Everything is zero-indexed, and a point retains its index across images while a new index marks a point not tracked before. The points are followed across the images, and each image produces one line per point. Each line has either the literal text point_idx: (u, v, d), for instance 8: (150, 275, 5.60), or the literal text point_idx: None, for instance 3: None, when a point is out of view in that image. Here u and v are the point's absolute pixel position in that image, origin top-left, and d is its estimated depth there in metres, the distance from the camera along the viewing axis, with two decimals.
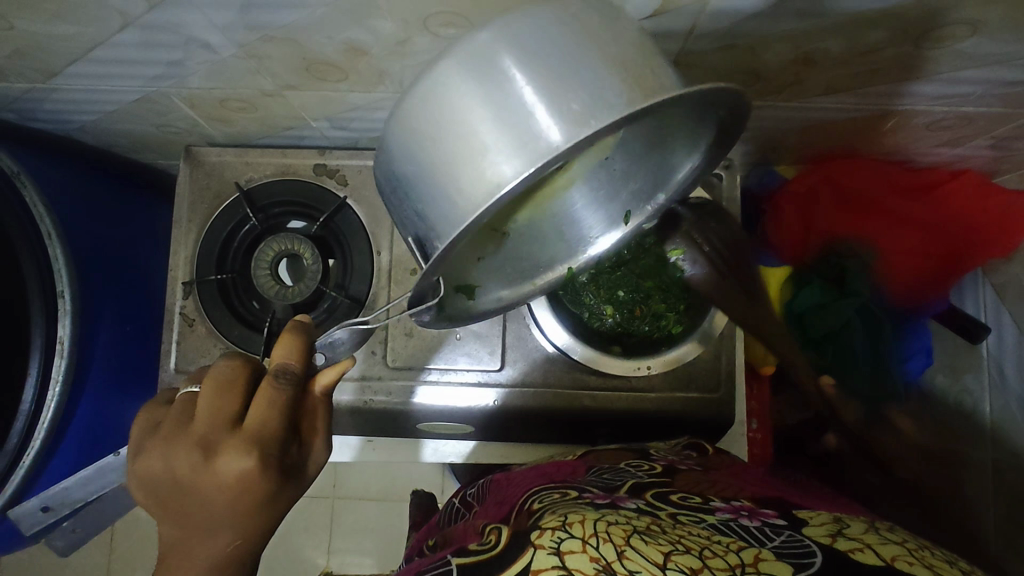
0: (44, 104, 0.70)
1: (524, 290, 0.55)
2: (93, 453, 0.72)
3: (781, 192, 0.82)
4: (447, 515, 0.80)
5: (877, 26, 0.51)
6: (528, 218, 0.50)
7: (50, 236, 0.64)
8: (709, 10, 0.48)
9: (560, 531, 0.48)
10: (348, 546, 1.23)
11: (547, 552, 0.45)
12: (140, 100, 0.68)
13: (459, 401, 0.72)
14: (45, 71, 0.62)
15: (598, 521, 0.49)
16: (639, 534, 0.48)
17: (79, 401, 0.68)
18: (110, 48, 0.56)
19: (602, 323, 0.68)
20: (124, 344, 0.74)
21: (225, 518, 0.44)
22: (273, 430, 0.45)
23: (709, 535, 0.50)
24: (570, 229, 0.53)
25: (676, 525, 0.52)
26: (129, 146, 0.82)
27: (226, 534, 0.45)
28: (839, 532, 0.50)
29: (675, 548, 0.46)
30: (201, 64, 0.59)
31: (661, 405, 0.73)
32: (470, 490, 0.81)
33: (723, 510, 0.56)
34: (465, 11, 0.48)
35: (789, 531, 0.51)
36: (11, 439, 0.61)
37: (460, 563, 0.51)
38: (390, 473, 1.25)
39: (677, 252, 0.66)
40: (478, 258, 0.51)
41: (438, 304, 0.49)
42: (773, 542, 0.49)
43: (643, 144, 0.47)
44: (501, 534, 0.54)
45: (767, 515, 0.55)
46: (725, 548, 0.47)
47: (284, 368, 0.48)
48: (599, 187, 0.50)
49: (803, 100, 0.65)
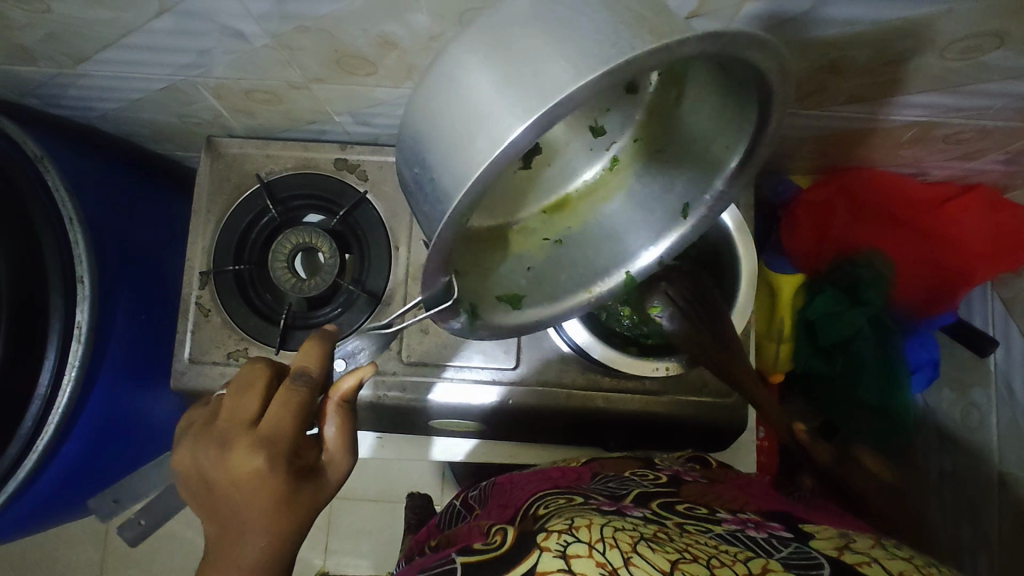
0: (70, 90, 0.70)
1: (579, 300, 0.53)
2: (108, 448, 0.71)
3: (798, 201, 0.82)
4: (449, 515, 0.81)
5: (906, 35, 0.52)
6: (581, 225, 0.52)
7: (72, 221, 0.64)
8: (744, 13, 0.48)
9: (566, 535, 0.48)
10: (345, 547, 1.23)
11: (553, 554, 0.45)
12: (167, 89, 0.69)
13: (472, 398, 0.73)
14: (75, 56, 0.62)
15: (606, 526, 0.49)
16: (646, 541, 0.48)
17: (91, 389, 0.67)
18: (143, 35, 0.57)
19: (620, 324, 0.68)
20: (143, 333, 0.73)
21: (248, 517, 0.44)
22: (286, 430, 0.46)
23: (716, 545, 0.50)
24: (623, 233, 0.52)
25: (684, 534, 0.52)
26: (149, 136, 0.83)
27: (257, 534, 0.44)
28: (846, 545, 0.51)
29: (683, 557, 0.46)
30: (232, 53, 0.60)
31: (677, 409, 0.73)
32: (473, 491, 0.81)
33: (731, 522, 0.57)
34: None
35: (796, 543, 0.52)
36: (26, 422, 0.61)
37: (464, 560, 0.51)
38: (389, 474, 1.25)
39: (656, 309, 0.65)
40: (529, 267, 0.52)
41: (469, 310, 0.47)
42: (781, 553, 0.49)
43: (687, 139, 0.48)
44: (507, 535, 0.54)
45: (774, 527, 0.56)
46: (733, 558, 0.48)
47: (304, 372, 0.50)
48: (651, 184, 0.51)
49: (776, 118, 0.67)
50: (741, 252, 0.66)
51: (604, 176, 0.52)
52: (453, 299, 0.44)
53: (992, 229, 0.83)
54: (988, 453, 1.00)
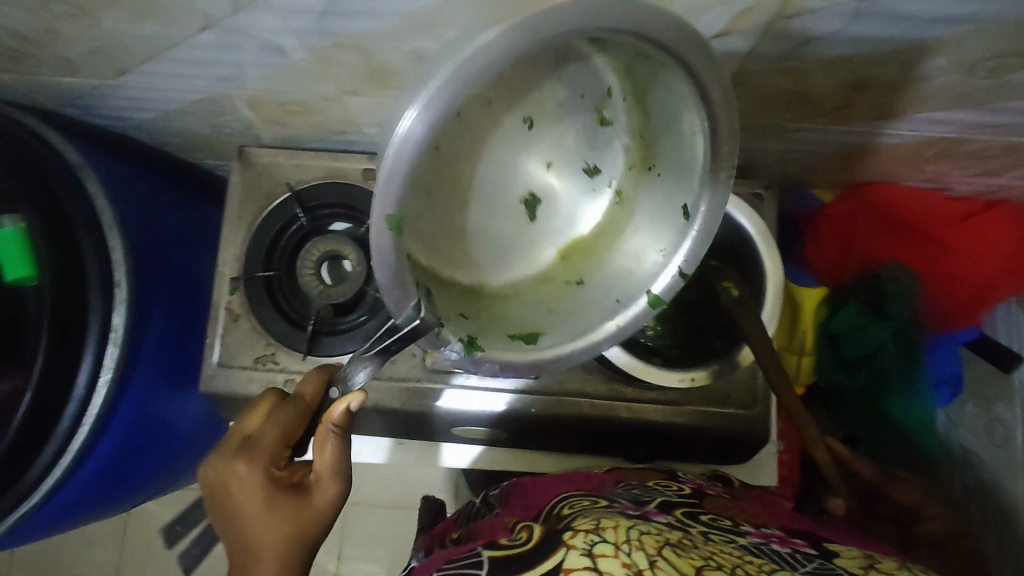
0: (109, 100, 0.73)
1: (605, 332, 0.53)
2: (138, 448, 0.73)
3: (821, 215, 0.83)
4: (468, 510, 0.82)
5: (936, 53, 0.52)
6: (598, 267, 0.58)
7: (110, 226, 0.67)
8: (774, 32, 0.49)
9: (593, 534, 0.48)
10: (358, 553, 1.24)
11: (580, 553, 0.46)
12: (203, 100, 0.71)
13: (486, 405, 0.74)
14: (118, 69, 0.64)
15: (632, 529, 0.50)
16: (671, 546, 0.49)
17: (128, 387, 0.69)
18: (185, 49, 0.59)
19: (643, 335, 0.68)
20: (175, 336, 0.75)
21: (244, 522, 0.49)
22: (271, 444, 0.52)
23: (741, 555, 0.51)
24: (636, 260, 0.57)
25: (708, 542, 0.53)
26: (181, 145, 0.85)
27: (254, 539, 0.48)
28: (872, 566, 0.52)
29: (708, 564, 0.47)
30: (269, 66, 0.61)
31: (701, 420, 0.73)
32: (494, 489, 0.82)
33: (754, 535, 0.57)
34: None
35: (821, 561, 0.53)
36: (64, 422, 0.63)
37: (493, 554, 0.52)
38: (403, 481, 1.26)
39: (727, 285, 0.64)
40: (551, 308, 0.57)
41: (466, 340, 0.49)
42: (804, 569, 0.50)
43: (672, 153, 0.53)
44: (534, 532, 0.55)
45: (799, 544, 0.56)
46: (758, 569, 0.48)
47: (298, 396, 0.56)
48: (654, 209, 0.56)
49: (802, 133, 0.67)
50: (767, 264, 0.66)
51: (614, 211, 0.58)
52: (420, 319, 0.45)
53: (1012, 245, 0.82)
54: (1013, 470, 0.99)
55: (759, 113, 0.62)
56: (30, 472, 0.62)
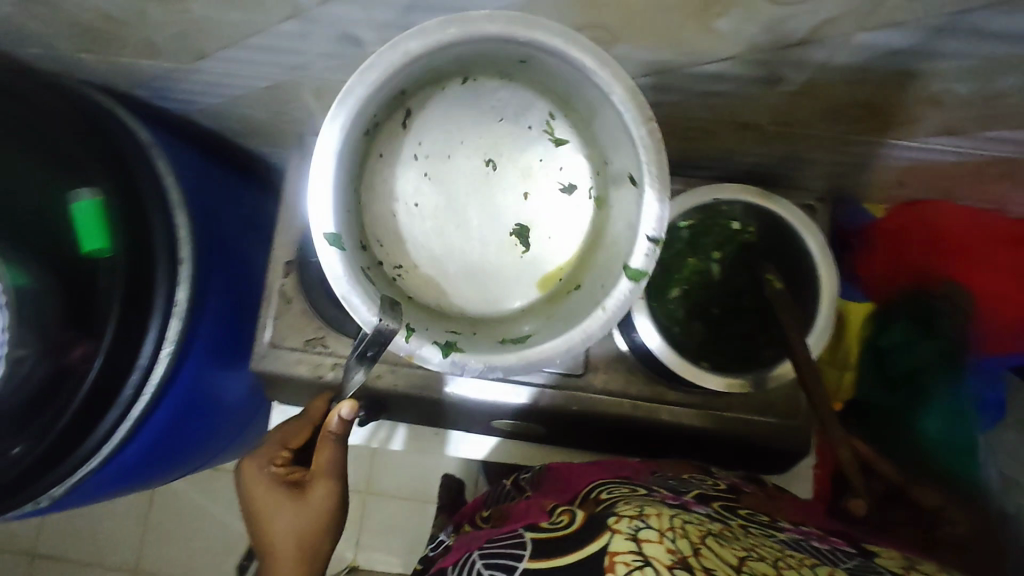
0: (181, 84, 0.75)
1: (594, 316, 0.52)
2: (186, 421, 0.75)
3: (874, 229, 0.83)
4: (497, 493, 0.83)
5: (1014, 72, 0.52)
6: (591, 269, 0.57)
7: (176, 205, 0.69)
8: (854, 44, 0.49)
9: (637, 520, 0.49)
10: (377, 543, 1.26)
11: (625, 537, 0.47)
12: (272, 87, 0.73)
13: (492, 394, 0.75)
14: (198, 53, 0.66)
15: (675, 517, 0.51)
16: (714, 536, 0.50)
17: (183, 365, 0.71)
18: (267, 36, 0.61)
19: (691, 338, 0.68)
20: (227, 315, 0.77)
21: (266, 510, 0.66)
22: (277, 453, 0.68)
23: (781, 549, 0.52)
24: (615, 246, 0.55)
25: (748, 535, 0.53)
26: (242, 130, 0.88)
27: (275, 519, 0.65)
28: (912, 565, 0.52)
29: (751, 555, 0.48)
30: (345, 57, 0.63)
31: (745, 426, 0.73)
32: (525, 473, 0.83)
33: (792, 531, 0.57)
34: (615, 24, 0.50)
35: (861, 558, 0.53)
36: (126, 391, 0.64)
37: (535, 536, 0.56)
38: (423, 476, 1.27)
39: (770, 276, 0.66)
40: (551, 316, 0.56)
41: (445, 343, 0.53)
42: (845, 564, 0.51)
43: (615, 142, 0.55)
44: (573, 514, 0.57)
45: (838, 542, 0.57)
46: (799, 563, 0.49)
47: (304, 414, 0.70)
48: (621, 201, 0.56)
49: (861, 147, 0.67)
50: (823, 275, 0.64)
51: (600, 214, 0.58)
52: (376, 317, 0.51)
53: None
54: None
55: (823, 123, 0.63)
56: (87, 442, 0.63)
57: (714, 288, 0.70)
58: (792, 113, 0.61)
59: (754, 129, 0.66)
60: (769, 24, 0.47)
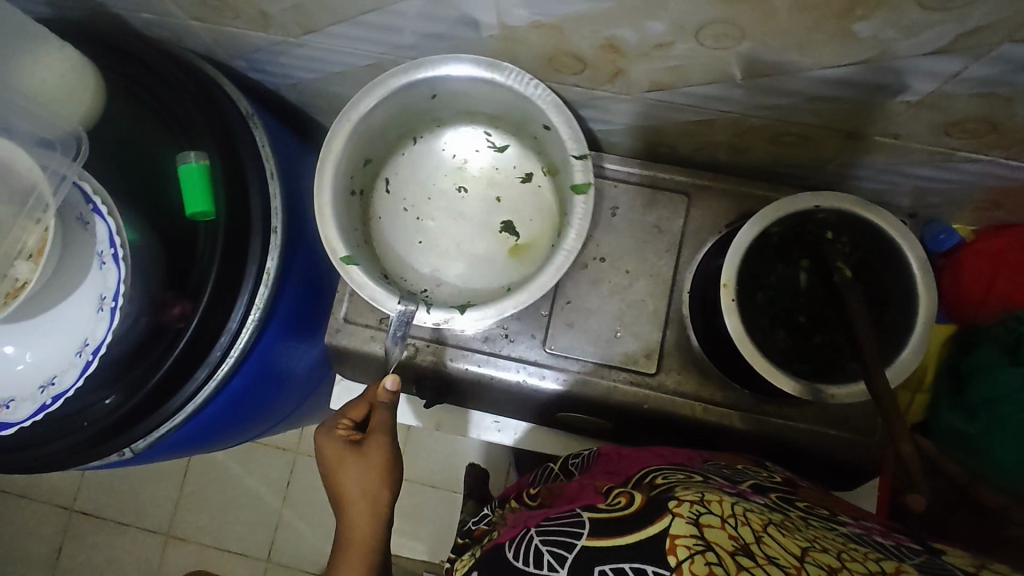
0: (281, 58, 0.77)
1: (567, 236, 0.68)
2: (258, 389, 0.75)
3: (966, 248, 0.81)
4: (543, 474, 0.83)
5: None
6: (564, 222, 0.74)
7: (273, 176, 0.70)
8: (991, 54, 0.48)
9: (698, 505, 0.48)
10: (405, 529, 1.26)
11: (685, 520, 0.46)
12: (372, 66, 0.74)
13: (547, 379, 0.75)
14: (309, 27, 0.68)
15: (736, 505, 0.50)
16: (776, 525, 0.48)
17: (264, 334, 0.72)
18: (382, 14, 0.61)
19: (774, 344, 0.68)
20: (307, 289, 0.78)
21: (336, 470, 0.67)
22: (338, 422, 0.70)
23: (845, 542, 0.50)
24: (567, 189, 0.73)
25: (809, 526, 0.52)
26: (328, 109, 0.89)
27: (347, 479, 0.67)
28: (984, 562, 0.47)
29: (812, 545, 0.46)
30: (456, 39, 0.64)
31: (816, 436, 0.73)
32: (572, 457, 0.83)
33: (854, 526, 0.56)
34: (744, 19, 0.50)
35: (926, 552, 0.49)
36: (215, 351, 0.65)
37: (592, 516, 0.55)
38: (458, 465, 1.27)
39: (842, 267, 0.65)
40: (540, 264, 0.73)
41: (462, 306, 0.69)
42: (913, 559, 0.47)
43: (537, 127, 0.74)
44: (630, 497, 0.56)
45: (902, 537, 0.53)
46: (863, 555, 0.47)
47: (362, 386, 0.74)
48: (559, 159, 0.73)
49: (969, 163, 0.66)
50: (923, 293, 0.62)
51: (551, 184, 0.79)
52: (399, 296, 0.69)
53: None
54: None
55: (933, 136, 0.62)
56: (173, 399, 0.64)
57: (802, 298, 0.69)
58: (902, 122, 0.60)
59: (858, 137, 0.65)
60: (906, 29, 0.47)
